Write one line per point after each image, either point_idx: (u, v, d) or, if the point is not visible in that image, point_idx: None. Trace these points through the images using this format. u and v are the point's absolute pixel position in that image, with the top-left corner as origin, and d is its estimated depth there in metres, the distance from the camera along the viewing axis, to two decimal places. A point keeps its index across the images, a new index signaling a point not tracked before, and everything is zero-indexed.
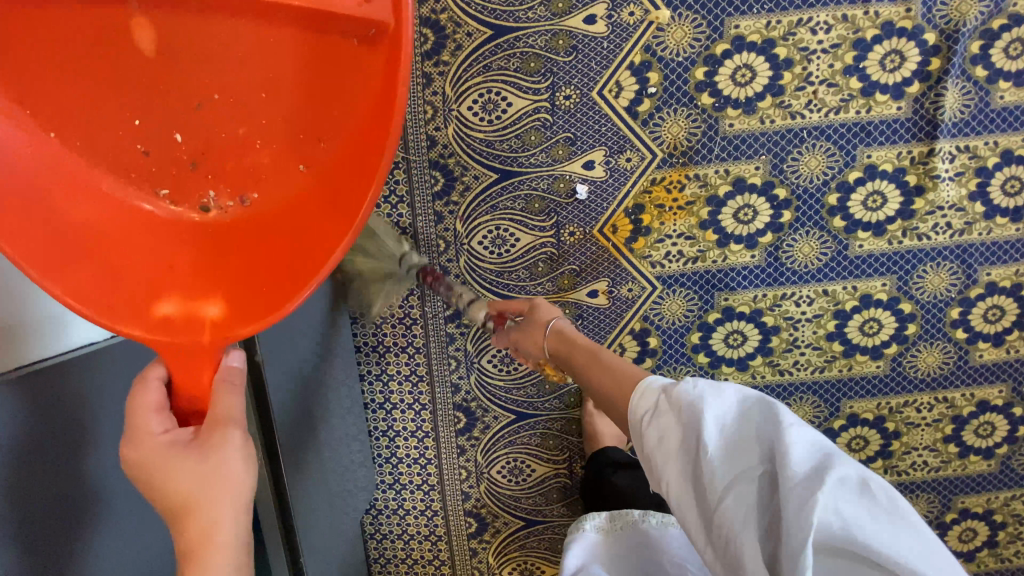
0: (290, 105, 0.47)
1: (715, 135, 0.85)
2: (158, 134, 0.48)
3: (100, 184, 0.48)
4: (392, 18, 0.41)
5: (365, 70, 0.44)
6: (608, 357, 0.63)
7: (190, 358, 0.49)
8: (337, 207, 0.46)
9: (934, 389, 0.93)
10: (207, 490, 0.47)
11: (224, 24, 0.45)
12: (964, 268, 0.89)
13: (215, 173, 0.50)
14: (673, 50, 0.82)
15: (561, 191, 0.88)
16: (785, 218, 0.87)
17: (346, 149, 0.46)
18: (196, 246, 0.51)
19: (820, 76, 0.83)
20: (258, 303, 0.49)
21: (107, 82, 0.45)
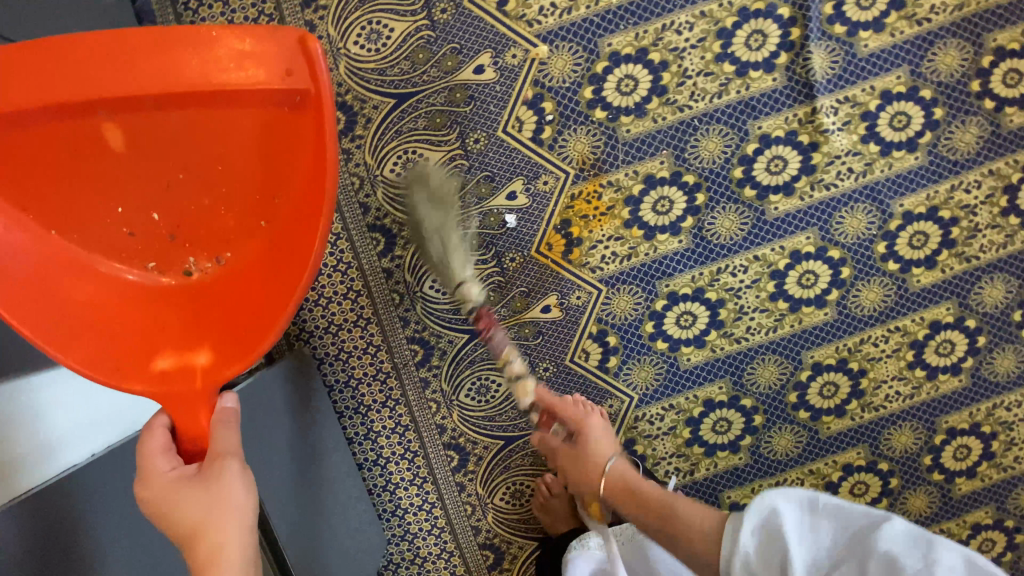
0: (243, 170, 0.61)
1: (616, 142, 0.93)
2: (143, 218, 0.62)
3: (98, 266, 0.62)
4: (311, 86, 0.55)
5: (299, 132, 0.58)
6: (680, 506, 0.73)
7: (184, 403, 0.60)
8: (288, 256, 0.61)
9: (884, 322, 0.97)
10: (214, 516, 0.55)
11: (177, 117, 0.57)
12: (877, 205, 0.95)
13: (191, 242, 0.63)
14: (558, 78, 0.91)
15: (493, 225, 0.95)
16: (700, 199, 0.94)
17: (292, 203, 0.61)
18: (185, 306, 0.64)
19: (695, 69, 0.91)
20: (239, 347, 0.62)
21: (93, 179, 0.59)
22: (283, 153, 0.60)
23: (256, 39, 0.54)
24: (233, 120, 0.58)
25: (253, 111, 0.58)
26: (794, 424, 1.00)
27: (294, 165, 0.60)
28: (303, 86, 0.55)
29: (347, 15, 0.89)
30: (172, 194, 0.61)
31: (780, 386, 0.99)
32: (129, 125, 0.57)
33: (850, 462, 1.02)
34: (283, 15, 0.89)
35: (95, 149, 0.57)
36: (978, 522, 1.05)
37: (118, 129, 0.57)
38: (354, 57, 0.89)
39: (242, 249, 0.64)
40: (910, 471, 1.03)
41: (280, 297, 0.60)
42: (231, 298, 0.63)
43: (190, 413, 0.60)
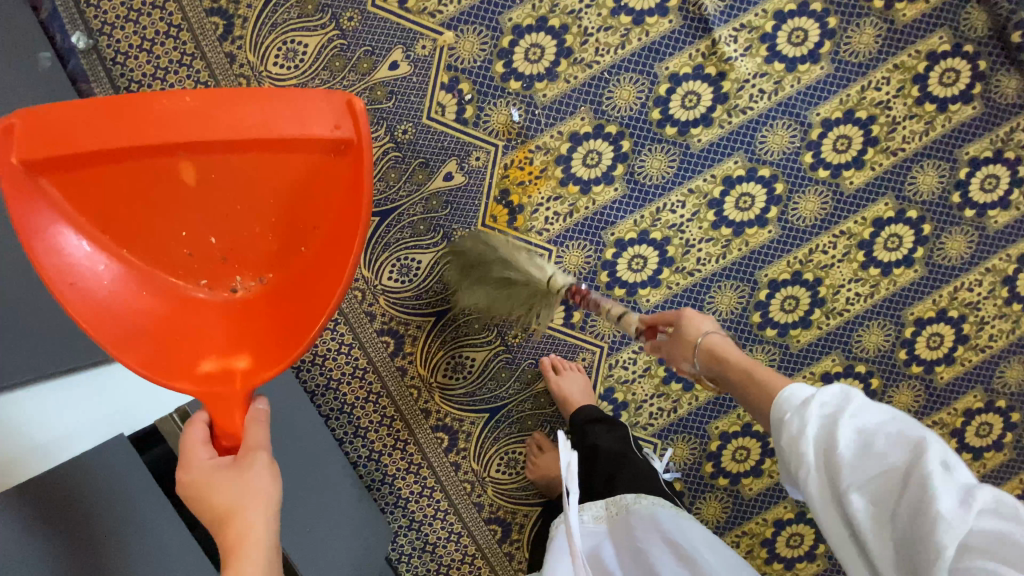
0: (289, 201, 0.63)
1: (535, 108, 0.98)
2: (195, 240, 0.63)
3: (158, 281, 0.63)
4: (355, 135, 0.59)
5: (347, 174, 0.61)
6: (763, 373, 0.67)
7: (225, 403, 0.61)
8: (322, 283, 0.62)
9: (828, 228, 1.01)
10: (243, 504, 0.57)
11: (239, 157, 0.59)
12: (795, 119, 0.98)
13: (239, 264, 0.65)
14: (469, 60, 0.96)
15: (436, 207, 0.99)
16: (626, 146, 0.99)
17: (334, 230, 0.63)
18: (235, 325, 0.65)
19: (595, 26, 0.96)
20: (278, 355, 0.63)
21: (155, 204, 0.60)
22: (327, 189, 0.62)
23: (314, 94, 0.58)
24: (289, 162, 0.60)
25: (309, 155, 0.60)
26: (764, 343, 1.02)
27: (339, 202, 0.62)
28: (347, 137, 0.59)
29: (263, 40, 0.96)
30: (226, 222, 0.62)
31: (742, 310, 1.02)
32: (199, 161, 0.59)
33: (827, 371, 1.04)
34: (204, 52, 0.95)
35: (164, 176, 0.59)
36: (969, 408, 1.06)
37: (191, 165, 0.59)
38: (276, 77, 0.96)
39: (286, 270, 0.65)
40: (888, 368, 1.04)
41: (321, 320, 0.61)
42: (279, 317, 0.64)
43: (227, 415, 0.61)
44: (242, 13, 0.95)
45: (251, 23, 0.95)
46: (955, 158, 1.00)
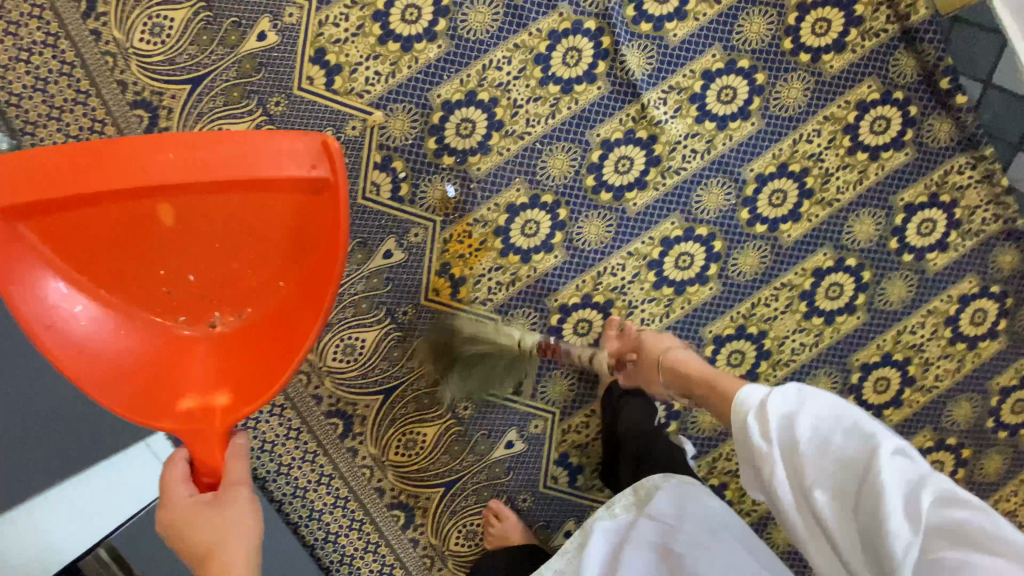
0: (268, 240, 0.67)
1: (470, 182, 0.98)
2: (179, 279, 0.68)
3: (141, 318, 0.68)
4: (330, 175, 0.63)
5: (322, 212, 0.65)
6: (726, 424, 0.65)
7: (206, 439, 0.65)
8: (300, 317, 0.67)
9: (769, 281, 1.02)
10: (227, 533, 0.61)
11: (217, 199, 0.64)
12: (729, 177, 0.99)
13: (218, 299, 0.69)
14: (400, 138, 0.96)
15: (377, 285, 0.98)
16: (563, 214, 1.00)
17: (311, 268, 0.67)
18: (217, 356, 0.70)
19: (524, 98, 0.96)
20: (256, 391, 0.67)
21: (135, 247, 0.65)
22: (305, 228, 0.66)
23: (291, 137, 0.62)
24: (267, 202, 0.65)
25: (285, 195, 0.64)
26: None
27: (315, 240, 0.66)
28: (323, 176, 0.63)
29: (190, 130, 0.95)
30: (205, 260, 0.67)
31: None
32: (176, 203, 0.63)
33: None
34: None
35: (142, 220, 0.64)
36: (920, 447, 1.07)
37: (168, 208, 0.63)
38: None
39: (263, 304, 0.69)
40: None
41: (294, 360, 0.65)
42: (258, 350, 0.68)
43: (209, 453, 0.65)
44: (167, 103, 0.94)
45: (177, 112, 0.94)
46: (890, 205, 1.01)
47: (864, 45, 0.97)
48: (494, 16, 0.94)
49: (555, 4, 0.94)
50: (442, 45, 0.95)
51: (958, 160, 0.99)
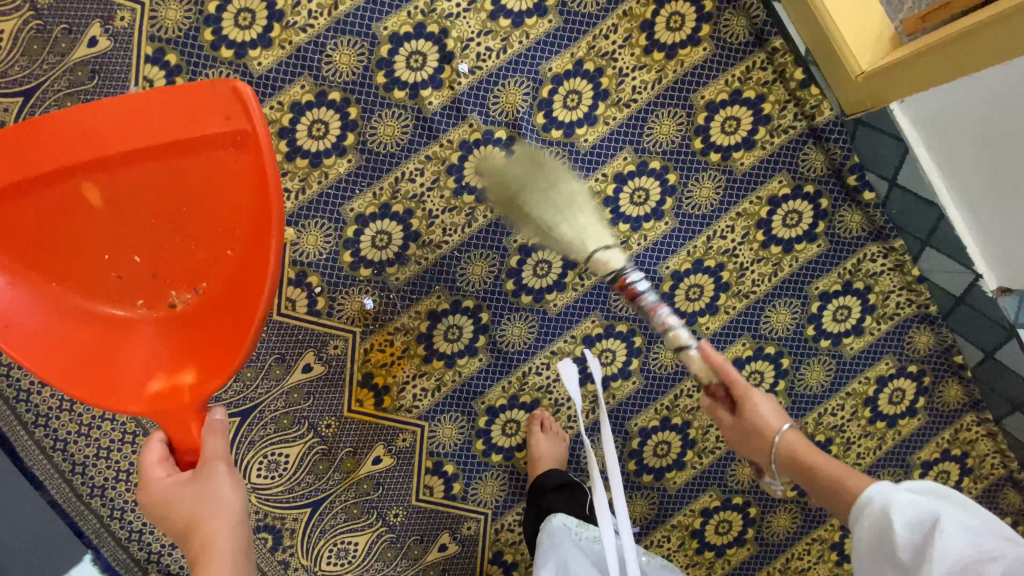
0: (205, 205, 0.76)
1: (389, 292, 0.97)
2: (125, 264, 0.77)
3: (99, 310, 0.78)
4: (250, 123, 0.73)
5: (245, 162, 0.75)
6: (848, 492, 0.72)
7: (178, 413, 0.75)
8: (252, 271, 0.76)
9: (691, 372, 1.03)
10: (208, 507, 0.71)
11: (149, 171, 0.75)
12: (647, 274, 1.01)
13: (170, 278, 0.79)
14: (313, 253, 0.95)
15: (298, 399, 0.97)
16: (485, 317, 0.99)
17: (250, 227, 0.76)
18: (177, 327, 0.79)
19: (439, 208, 0.97)
20: (221, 357, 0.77)
21: (81, 237, 0.75)
22: (236, 185, 0.76)
23: (211, 94, 0.73)
24: (196, 166, 0.75)
25: (213, 152, 0.75)
26: (642, 488, 1.06)
27: (248, 193, 0.76)
28: (243, 125, 0.74)
29: None
30: (147, 239, 0.77)
31: (617, 459, 1.05)
32: (107, 185, 0.74)
33: (706, 506, 1.06)
34: None
35: (79, 206, 0.74)
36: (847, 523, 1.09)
37: (97, 188, 0.74)
38: None
39: (215, 273, 0.78)
40: (764, 496, 1.07)
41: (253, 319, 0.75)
42: (216, 316, 0.78)
43: (184, 425, 0.75)
44: None
45: None
46: (806, 294, 1.03)
47: (773, 141, 0.98)
48: (403, 129, 0.94)
49: (464, 115, 0.95)
50: (352, 159, 0.94)
51: (871, 249, 1.00)
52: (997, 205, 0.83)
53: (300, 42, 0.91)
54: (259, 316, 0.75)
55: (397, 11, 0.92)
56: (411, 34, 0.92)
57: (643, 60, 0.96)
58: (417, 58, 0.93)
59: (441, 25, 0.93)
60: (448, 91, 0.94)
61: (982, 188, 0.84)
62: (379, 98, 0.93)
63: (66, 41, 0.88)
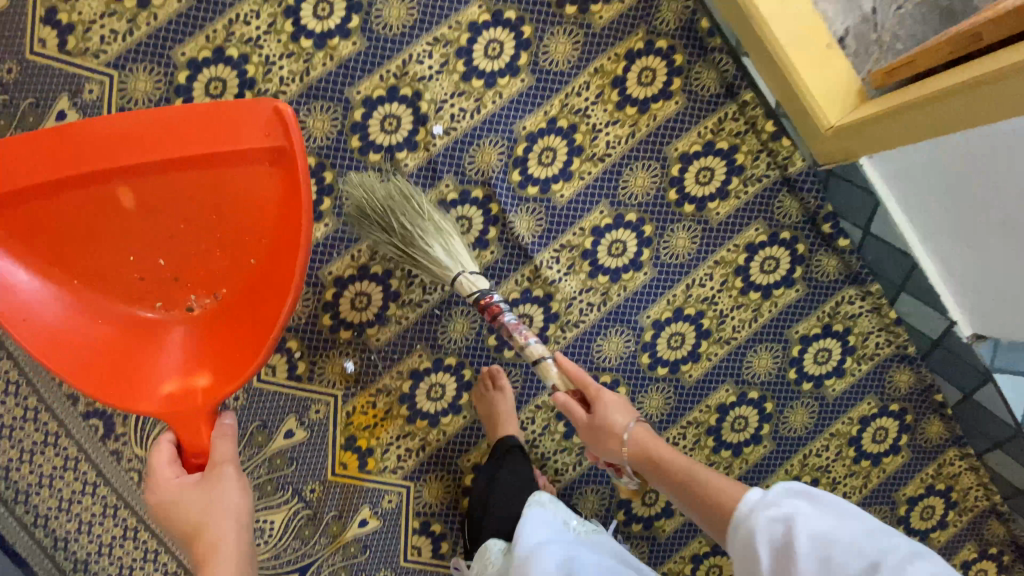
0: (231, 214, 0.78)
1: (370, 354, 0.96)
2: (148, 265, 0.79)
3: (119, 309, 0.80)
4: (286, 141, 0.73)
5: (276, 177, 0.76)
6: (706, 478, 0.70)
7: (192, 418, 0.76)
8: (273, 284, 0.78)
9: (675, 420, 1.04)
10: (214, 510, 0.71)
11: (180, 178, 0.76)
12: (628, 325, 1.01)
13: (191, 283, 0.81)
14: (292, 318, 0.94)
15: (281, 465, 0.96)
16: (468, 374, 0.98)
17: (273, 239, 0.78)
18: (197, 331, 0.81)
19: (418, 267, 0.96)
20: (236, 367, 0.78)
21: (107, 236, 0.77)
22: (263, 198, 0.77)
23: (250, 107, 0.73)
24: (224, 175, 0.76)
25: (243, 164, 0.75)
26: (632, 538, 1.05)
27: (273, 206, 0.77)
28: (278, 142, 0.74)
29: None
30: (173, 242, 0.79)
31: (606, 508, 1.04)
32: (136, 189, 0.76)
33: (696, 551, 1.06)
34: (13, 349, 0.91)
35: (108, 205, 0.76)
36: None
37: (129, 192, 0.76)
38: None
39: (238, 280, 0.80)
40: None
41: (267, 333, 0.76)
42: (235, 324, 0.80)
43: (193, 430, 0.76)
44: None
45: None
46: (786, 337, 1.03)
47: (747, 191, 0.99)
48: (379, 191, 0.94)
49: (440, 177, 0.95)
50: (329, 223, 0.94)
51: (849, 292, 1.01)
52: (963, 251, 0.84)
53: None
54: (275, 332, 0.75)
55: (370, 76, 0.92)
56: (384, 97, 0.93)
57: (616, 115, 0.97)
58: (391, 121, 0.93)
59: (414, 88, 0.93)
60: (423, 153, 0.94)
61: (947, 230, 0.83)
62: (355, 161, 0.93)
63: (37, 118, 0.88)
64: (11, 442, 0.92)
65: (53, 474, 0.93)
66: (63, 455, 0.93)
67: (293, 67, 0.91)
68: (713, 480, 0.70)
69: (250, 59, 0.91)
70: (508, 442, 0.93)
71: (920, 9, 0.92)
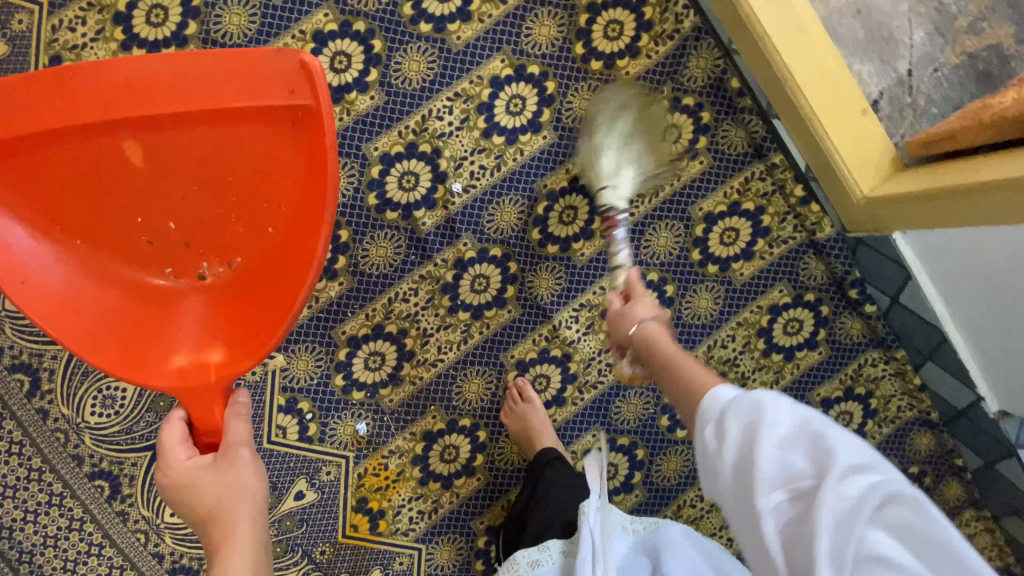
0: (248, 180, 0.75)
1: (383, 414, 0.94)
2: (158, 228, 0.76)
3: (127, 274, 0.77)
4: (313, 101, 0.71)
5: (297, 142, 0.73)
6: (687, 365, 0.61)
7: (202, 395, 0.75)
8: (292, 258, 0.76)
9: (693, 482, 1.01)
10: (230, 492, 0.70)
11: (195, 135, 0.72)
12: (648, 386, 0.99)
13: (204, 252, 0.78)
14: (304, 378, 0.92)
15: (290, 527, 0.94)
16: (482, 435, 0.96)
17: (294, 209, 0.76)
18: (208, 302, 0.80)
19: (433, 326, 0.93)
20: (253, 342, 0.77)
21: (115, 194, 0.74)
22: (283, 162, 0.75)
23: (275, 64, 0.70)
24: (243, 136, 0.73)
25: (264, 125, 0.72)
26: None
27: (293, 172, 0.75)
28: (305, 102, 0.71)
29: (75, 390, 0.89)
30: (185, 206, 0.76)
31: None
32: (146, 144, 0.72)
33: None
34: (14, 409, 0.88)
35: (117, 160, 0.72)
36: None
37: (138, 147, 0.72)
38: (96, 426, 0.90)
39: (255, 249, 0.78)
40: None
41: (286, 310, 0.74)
42: (250, 296, 0.78)
43: (206, 410, 0.75)
44: (48, 364, 0.88)
45: (60, 374, 0.88)
46: (808, 400, 1.01)
47: (771, 252, 0.96)
48: (396, 249, 0.92)
49: (458, 235, 0.93)
50: (344, 282, 0.91)
51: (871, 355, 1.00)
52: (987, 333, 0.81)
53: None
54: (293, 311, 0.73)
55: (387, 131, 0.89)
56: (403, 153, 0.90)
57: (639, 173, 0.94)
58: (410, 178, 0.91)
59: (434, 144, 0.90)
60: (441, 211, 0.92)
61: (973, 310, 0.81)
62: (372, 219, 0.91)
63: None
64: (15, 503, 0.89)
65: (57, 535, 0.91)
66: (69, 515, 0.90)
67: None
68: (699, 375, 0.58)
69: None
70: (548, 454, 0.89)
71: (956, 72, 0.89)
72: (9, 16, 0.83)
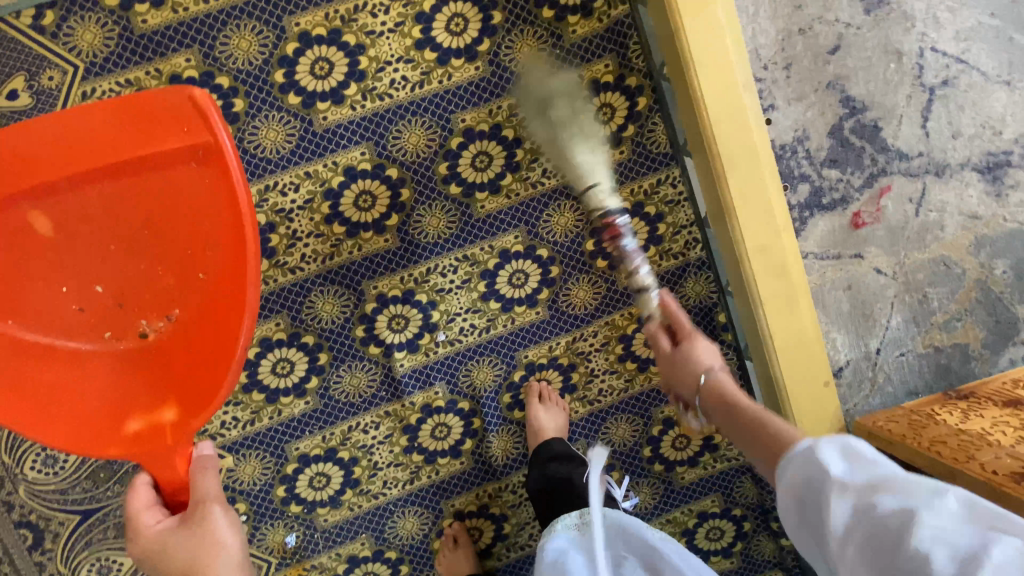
0: (172, 228, 0.75)
1: (314, 530, 0.96)
2: (85, 294, 0.75)
3: (66, 346, 0.75)
4: (209, 135, 0.70)
5: (206, 177, 0.73)
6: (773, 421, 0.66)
7: (159, 454, 0.73)
8: (230, 298, 0.75)
9: None
10: (210, 548, 0.69)
11: (110, 189, 0.73)
12: None
13: (141, 310, 0.77)
14: (248, 482, 0.93)
15: None
16: (405, 569, 1.00)
17: (223, 249, 0.75)
18: (139, 359, 0.78)
19: (385, 461, 0.96)
20: (201, 393, 0.75)
21: (37, 265, 0.73)
22: (199, 204, 0.74)
23: (160, 96, 0.69)
24: (158, 181, 0.73)
25: (172, 165, 0.73)
26: None
27: (211, 212, 0.74)
28: (201, 138, 0.71)
29: (21, 442, 0.89)
30: (106, 265, 0.75)
31: None
32: (51, 209, 0.72)
33: None
34: None
35: (31, 231, 0.72)
36: None
37: (44, 215, 0.72)
38: (32, 480, 0.89)
39: (191, 298, 0.77)
40: None
41: (232, 341, 0.74)
42: (188, 349, 0.77)
43: (170, 461, 0.73)
44: None
45: None
46: None
47: (714, 465, 1.03)
48: (369, 381, 0.94)
49: (430, 383, 0.95)
50: (310, 402, 0.92)
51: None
52: None
53: (284, 283, 0.89)
54: (240, 345, 0.73)
55: (391, 274, 0.91)
56: (398, 298, 0.92)
57: (615, 366, 0.99)
58: (399, 320, 0.93)
59: (431, 296, 0.93)
60: (422, 356, 0.94)
61: None
62: (354, 349, 0.92)
63: None
64: None
65: None
66: None
67: (319, 248, 0.89)
68: (785, 430, 0.63)
69: (277, 228, 0.88)
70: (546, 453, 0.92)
71: (918, 360, 0.98)
72: (39, 69, 0.80)
